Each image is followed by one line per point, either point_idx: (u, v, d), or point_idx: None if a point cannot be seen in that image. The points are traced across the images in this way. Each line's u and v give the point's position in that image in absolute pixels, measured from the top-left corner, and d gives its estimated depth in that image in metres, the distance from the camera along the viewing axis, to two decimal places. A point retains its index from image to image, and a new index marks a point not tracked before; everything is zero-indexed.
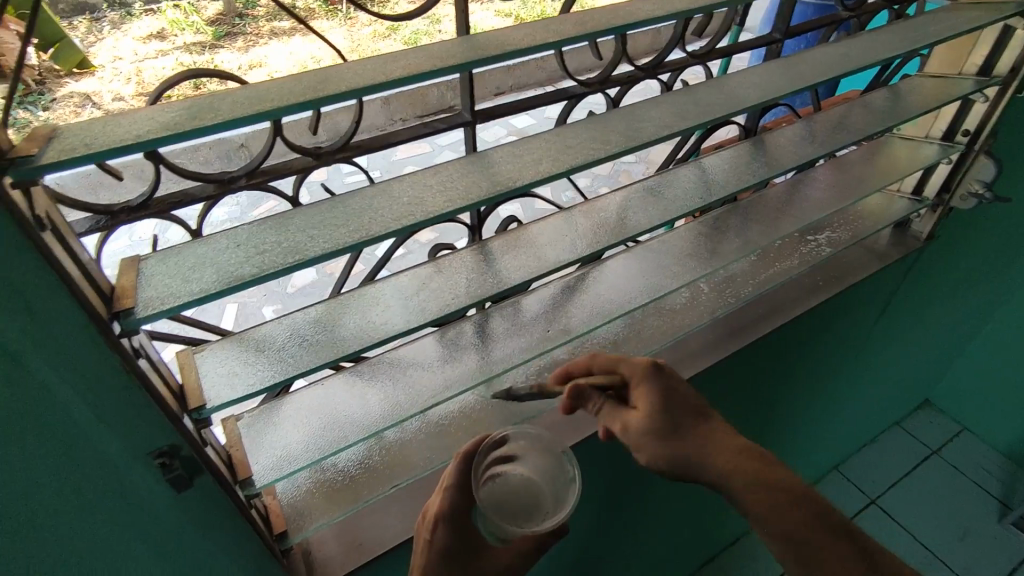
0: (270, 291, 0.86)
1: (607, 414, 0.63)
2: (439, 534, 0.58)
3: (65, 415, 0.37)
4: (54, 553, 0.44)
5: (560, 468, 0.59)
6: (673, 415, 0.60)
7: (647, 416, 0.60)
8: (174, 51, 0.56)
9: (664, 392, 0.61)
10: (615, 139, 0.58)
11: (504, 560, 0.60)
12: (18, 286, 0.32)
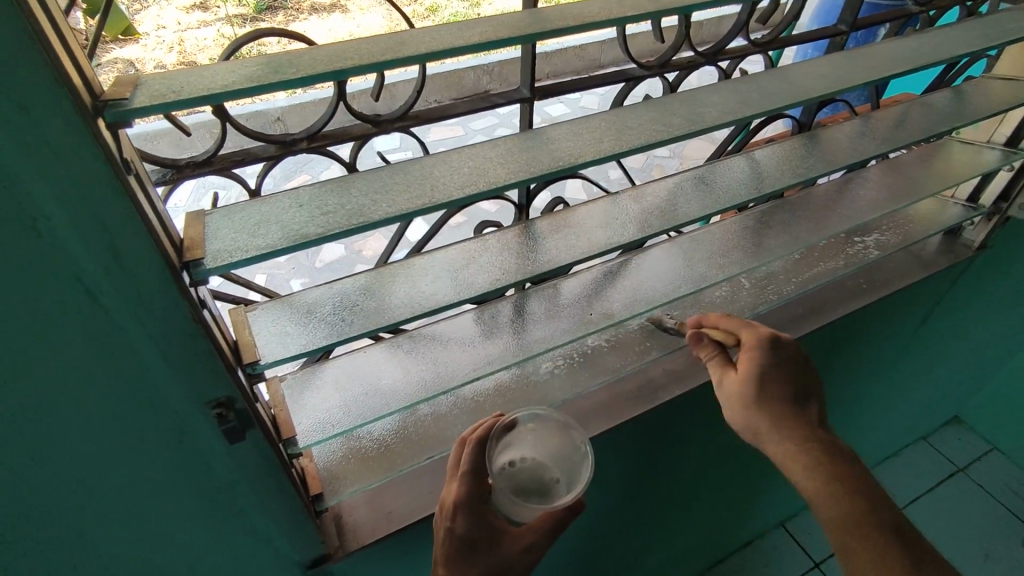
0: (299, 264, 0.86)
1: (712, 366, 0.65)
2: (460, 515, 0.53)
3: (133, 358, 0.38)
4: (110, 495, 0.45)
5: (572, 450, 0.60)
6: (772, 390, 0.60)
7: (744, 379, 0.61)
8: (216, 21, 0.54)
9: (773, 361, 0.61)
10: (677, 123, 0.57)
11: (525, 541, 0.53)
12: (104, 228, 0.33)
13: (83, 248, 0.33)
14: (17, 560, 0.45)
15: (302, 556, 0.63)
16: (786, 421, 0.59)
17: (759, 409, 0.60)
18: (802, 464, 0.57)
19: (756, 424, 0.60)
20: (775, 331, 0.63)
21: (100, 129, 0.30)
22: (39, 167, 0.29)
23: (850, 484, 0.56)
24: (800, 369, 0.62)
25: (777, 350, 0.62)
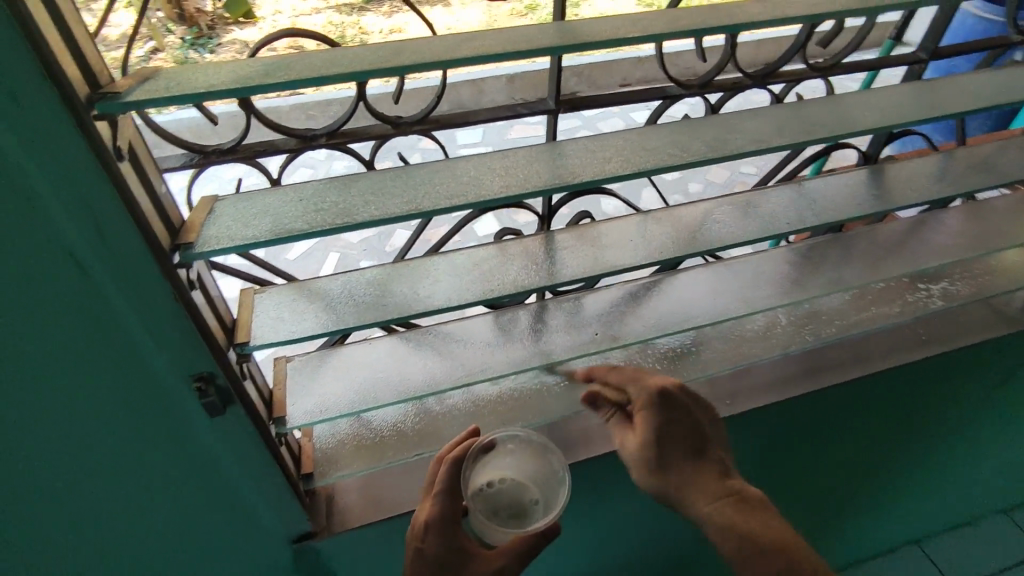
0: (370, 246, 0.89)
1: (615, 425, 0.66)
2: (433, 539, 0.56)
3: (122, 327, 0.42)
4: (104, 449, 0.49)
5: (550, 471, 0.62)
6: (669, 450, 0.61)
7: (642, 444, 0.61)
8: (327, 9, 0.58)
9: (666, 421, 0.61)
10: (698, 148, 0.54)
11: (496, 564, 0.55)
12: (92, 208, 0.36)
13: (72, 224, 0.36)
14: (25, 494, 0.51)
15: (289, 531, 0.66)
16: (693, 478, 0.59)
17: (661, 473, 0.60)
18: (717, 510, 0.57)
19: (655, 484, 0.60)
20: (663, 387, 0.62)
21: (86, 120, 0.33)
22: (32, 149, 0.33)
23: (762, 540, 0.56)
24: (694, 422, 0.62)
25: (666, 408, 0.61)
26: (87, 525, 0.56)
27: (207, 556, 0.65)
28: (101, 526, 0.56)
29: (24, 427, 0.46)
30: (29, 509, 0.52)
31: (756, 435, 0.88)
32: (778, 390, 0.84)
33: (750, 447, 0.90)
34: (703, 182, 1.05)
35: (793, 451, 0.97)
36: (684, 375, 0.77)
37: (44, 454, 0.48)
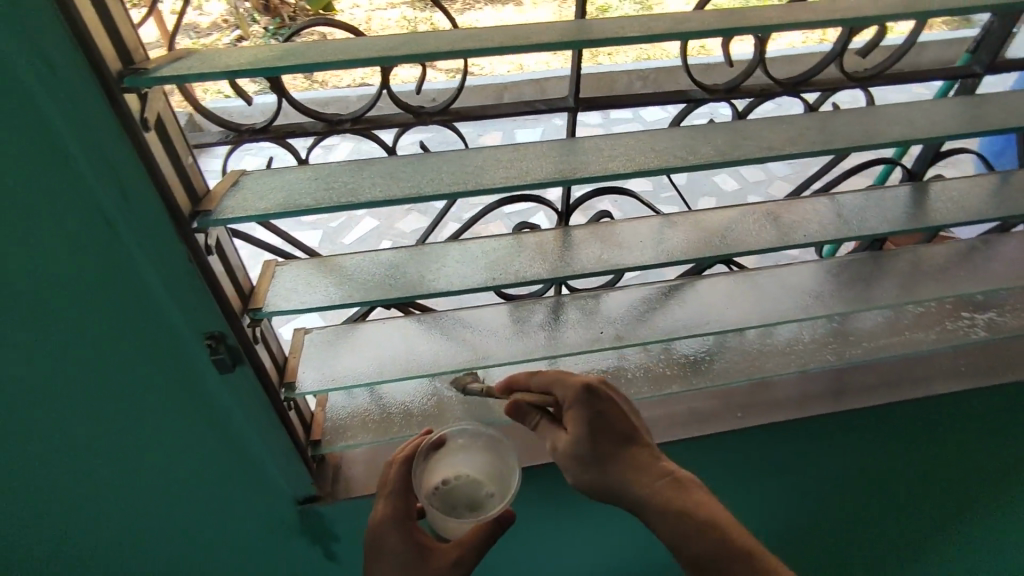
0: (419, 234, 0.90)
1: (543, 431, 0.66)
2: (389, 536, 0.61)
3: (144, 282, 0.46)
4: (128, 394, 0.54)
5: (502, 464, 0.64)
6: (601, 440, 0.61)
7: (575, 440, 0.61)
8: (402, 5, 0.62)
9: (595, 413, 0.61)
10: (707, 151, 0.54)
11: (452, 556, 0.60)
12: (119, 172, 0.40)
13: (101, 185, 0.40)
14: (62, 429, 0.57)
15: (295, 492, 0.70)
16: (629, 468, 0.59)
17: (593, 466, 0.60)
18: (655, 494, 0.58)
19: (594, 476, 0.60)
20: (587, 382, 0.62)
21: (115, 93, 0.37)
22: (69, 115, 0.37)
23: (704, 522, 0.57)
24: (621, 412, 0.62)
25: (593, 401, 0.62)
26: (113, 464, 0.61)
27: (220, 508, 0.70)
28: (125, 466, 0.62)
29: (60, 367, 0.51)
30: (64, 443, 0.58)
31: (771, 452, 0.86)
32: (795, 408, 0.81)
33: (764, 464, 0.87)
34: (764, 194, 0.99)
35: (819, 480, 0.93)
36: (696, 383, 0.76)
37: (77, 393, 0.54)
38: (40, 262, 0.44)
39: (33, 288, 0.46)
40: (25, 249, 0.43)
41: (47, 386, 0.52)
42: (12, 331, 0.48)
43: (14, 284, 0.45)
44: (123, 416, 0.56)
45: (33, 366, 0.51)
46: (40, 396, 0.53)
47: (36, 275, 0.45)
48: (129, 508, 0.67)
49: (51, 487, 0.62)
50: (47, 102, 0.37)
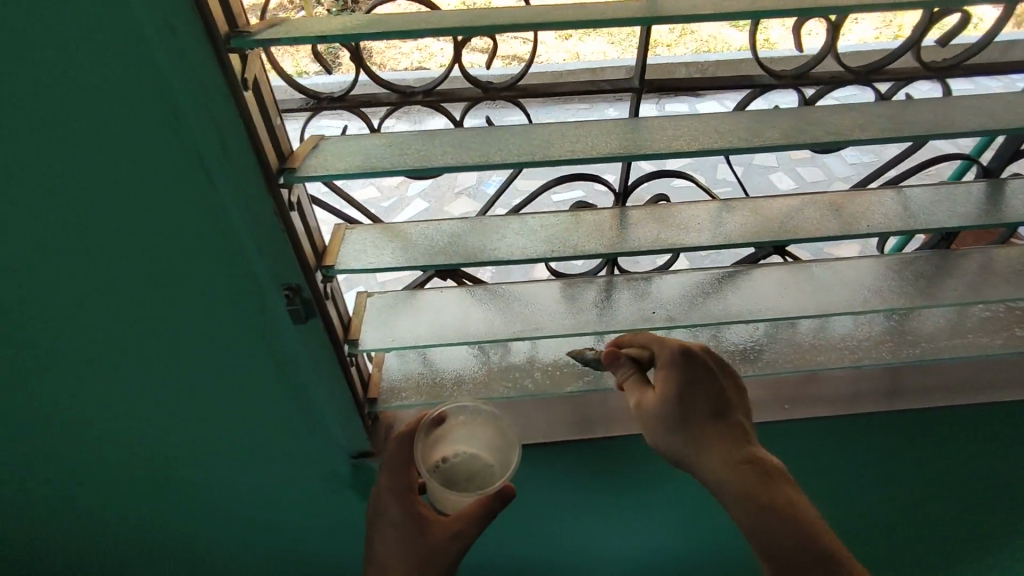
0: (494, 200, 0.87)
1: (630, 386, 0.67)
2: (392, 504, 0.69)
3: (232, 231, 0.50)
4: (208, 337, 0.59)
5: (500, 440, 0.71)
6: (695, 404, 0.64)
7: (665, 400, 0.64)
8: None
9: (689, 377, 0.65)
10: (773, 134, 0.54)
11: (456, 527, 0.64)
12: (221, 125, 0.43)
13: (203, 137, 0.44)
14: (148, 366, 0.62)
15: (349, 445, 0.74)
16: (716, 438, 0.63)
17: (683, 429, 0.64)
18: (742, 469, 0.62)
19: (681, 440, 0.63)
20: (688, 344, 0.66)
21: (223, 53, 0.40)
22: (181, 73, 0.41)
23: (775, 505, 0.61)
24: (716, 382, 0.65)
25: (694, 363, 0.65)
26: (190, 404, 0.67)
27: (279, 453, 0.74)
28: (200, 406, 0.67)
29: (153, 308, 0.56)
30: (149, 380, 0.64)
31: (816, 449, 0.84)
32: (845, 404, 0.80)
33: (808, 460, 0.86)
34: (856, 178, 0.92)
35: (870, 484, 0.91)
36: (745, 371, 0.76)
37: (165, 334, 0.59)
38: (143, 207, 0.49)
39: (135, 232, 0.50)
40: (131, 196, 0.48)
41: (139, 325, 0.58)
42: (114, 271, 0.53)
43: (119, 228, 0.50)
44: (203, 358, 0.61)
45: (129, 305, 0.56)
46: (132, 333, 0.59)
47: (137, 219, 0.49)
48: (200, 446, 0.73)
49: (133, 421, 0.68)
50: (163, 59, 0.40)
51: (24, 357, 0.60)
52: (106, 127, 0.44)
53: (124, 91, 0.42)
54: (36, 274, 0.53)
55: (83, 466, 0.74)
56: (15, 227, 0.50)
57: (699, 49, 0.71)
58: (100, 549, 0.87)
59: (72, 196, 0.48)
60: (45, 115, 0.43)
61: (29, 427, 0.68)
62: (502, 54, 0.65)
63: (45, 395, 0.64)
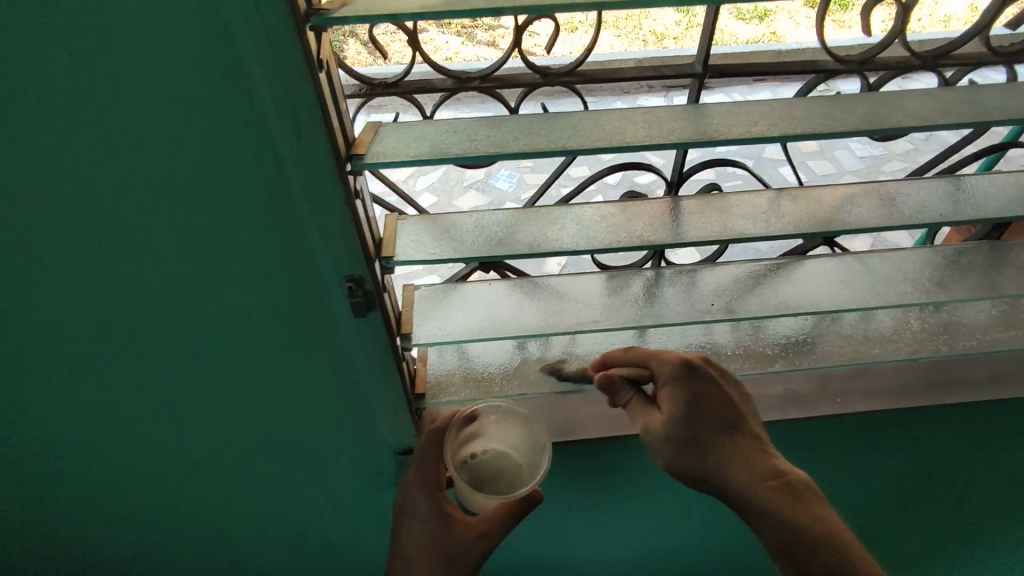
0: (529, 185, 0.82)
1: (635, 409, 0.65)
2: (420, 500, 0.67)
3: (297, 219, 0.48)
4: (263, 328, 0.58)
5: (533, 440, 0.69)
6: (700, 421, 0.62)
7: (673, 418, 0.62)
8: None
9: (692, 393, 0.62)
10: (853, 121, 0.52)
11: (483, 527, 0.64)
12: (295, 110, 0.42)
13: (279, 121, 0.42)
14: (202, 356, 0.61)
15: (396, 439, 0.73)
16: (728, 454, 0.61)
17: (686, 447, 0.61)
18: (762, 485, 0.59)
19: (693, 460, 0.61)
20: (688, 359, 0.63)
21: (303, 30, 0.38)
22: (259, 54, 0.39)
23: (805, 515, 0.58)
24: (721, 396, 0.63)
25: (694, 379, 0.63)
26: (239, 396, 0.66)
27: (327, 445, 0.73)
28: (251, 397, 0.66)
29: (209, 298, 0.55)
30: (201, 370, 0.62)
31: (866, 444, 0.83)
32: (894, 396, 0.79)
33: (857, 456, 0.84)
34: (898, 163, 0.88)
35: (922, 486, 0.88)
36: (798, 365, 0.75)
37: (222, 323, 0.57)
38: (207, 196, 0.47)
39: (201, 218, 0.49)
40: (196, 183, 0.46)
41: (194, 316, 0.56)
42: (176, 258, 0.52)
43: (181, 216, 0.48)
44: (256, 348, 0.60)
45: (188, 293, 0.54)
46: (189, 323, 0.57)
47: (201, 206, 0.48)
48: (247, 438, 0.71)
49: (182, 413, 0.67)
50: (242, 39, 0.38)
51: (76, 348, 0.59)
52: (178, 110, 0.42)
53: (202, 71, 0.40)
54: (97, 262, 0.52)
55: (126, 461, 0.72)
56: (74, 215, 0.48)
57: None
58: (135, 546, 0.85)
59: (136, 183, 0.46)
60: (120, 94, 0.42)
61: (73, 421, 0.66)
62: (507, 47, 0.66)
63: (93, 386, 0.63)
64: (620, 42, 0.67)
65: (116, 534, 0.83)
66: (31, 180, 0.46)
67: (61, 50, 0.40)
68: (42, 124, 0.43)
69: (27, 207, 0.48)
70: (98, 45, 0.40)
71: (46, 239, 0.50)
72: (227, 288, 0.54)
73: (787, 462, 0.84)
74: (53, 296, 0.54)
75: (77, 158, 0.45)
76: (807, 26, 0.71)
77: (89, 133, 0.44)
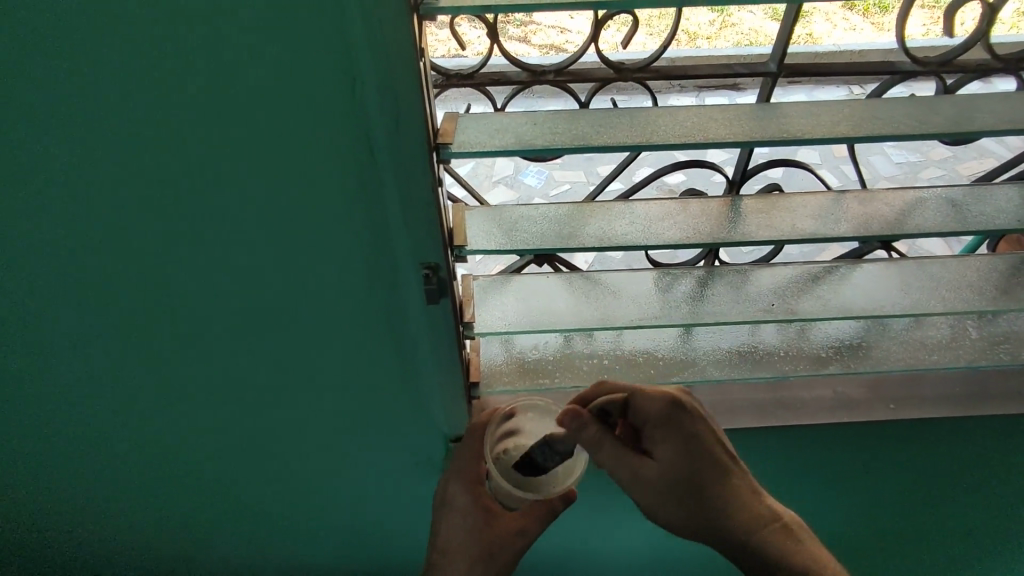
0: (573, 182, 0.78)
1: (612, 455, 0.62)
2: (460, 492, 0.69)
3: (383, 199, 0.51)
4: (336, 304, 0.61)
5: None
6: (694, 464, 0.63)
7: (666, 462, 0.63)
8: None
9: (684, 434, 0.63)
10: (936, 122, 0.54)
11: (523, 522, 0.67)
12: (396, 93, 0.45)
13: (388, 102, 0.45)
14: (280, 327, 0.63)
15: (448, 423, 0.75)
16: (715, 496, 0.62)
17: (676, 489, 0.62)
18: (753, 526, 0.62)
19: (681, 503, 0.62)
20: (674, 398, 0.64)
21: (411, 16, 0.41)
22: (371, 40, 0.42)
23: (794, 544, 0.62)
24: (709, 432, 0.64)
25: (679, 419, 0.64)
26: (304, 372, 0.69)
27: (384, 423, 0.75)
28: (316, 373, 0.69)
29: (290, 273, 0.58)
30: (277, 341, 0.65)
31: (915, 451, 0.82)
32: (949, 403, 0.78)
33: (907, 463, 0.84)
34: (945, 170, 0.83)
35: (968, 496, 0.87)
36: (854, 369, 0.74)
37: (302, 295, 0.60)
38: (302, 174, 0.50)
39: (300, 191, 0.51)
40: (293, 162, 0.49)
41: (272, 290, 0.60)
42: (270, 229, 0.54)
43: (275, 193, 0.52)
44: (327, 325, 0.63)
45: (277, 264, 0.57)
46: (272, 292, 0.60)
47: (295, 184, 0.51)
48: (310, 410, 0.74)
49: (253, 382, 0.70)
50: (355, 26, 0.41)
51: (163, 314, 0.62)
52: (284, 93, 0.45)
53: (324, 51, 0.43)
54: (195, 232, 0.55)
55: (194, 425, 0.75)
56: (177, 189, 0.52)
57: (740, 42, 0.67)
58: (189, 510, 0.88)
59: (237, 160, 0.50)
60: (241, 70, 0.44)
61: (151, 382, 0.70)
62: (539, 44, 0.65)
63: (175, 349, 0.66)
64: (653, 41, 0.64)
65: (174, 497, 0.86)
66: (149, 145, 0.49)
67: (191, 25, 0.42)
68: (161, 100, 0.46)
69: (142, 170, 0.51)
70: (227, 23, 0.42)
71: (153, 203, 0.53)
72: (307, 264, 0.57)
73: (833, 466, 0.84)
74: (151, 259, 0.57)
75: (194, 129, 0.48)
76: (845, 28, 0.66)
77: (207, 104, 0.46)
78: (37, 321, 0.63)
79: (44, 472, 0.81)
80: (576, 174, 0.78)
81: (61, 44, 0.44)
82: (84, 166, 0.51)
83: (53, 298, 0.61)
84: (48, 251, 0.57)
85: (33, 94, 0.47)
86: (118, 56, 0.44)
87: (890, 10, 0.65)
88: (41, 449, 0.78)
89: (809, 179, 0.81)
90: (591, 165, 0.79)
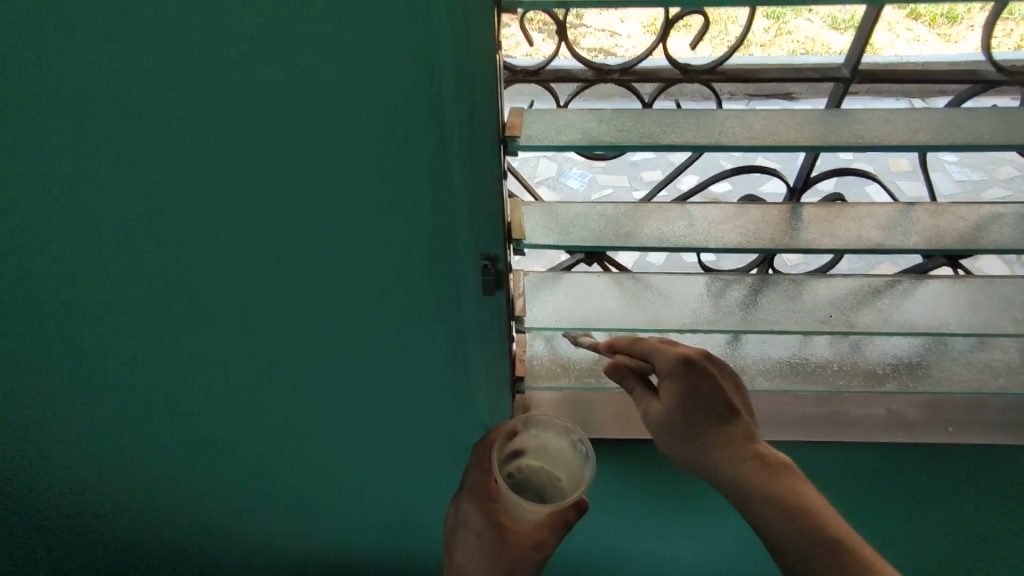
0: (624, 182, 0.77)
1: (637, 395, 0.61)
2: (472, 513, 0.67)
3: (448, 190, 0.53)
4: (392, 293, 0.62)
5: (571, 451, 0.65)
6: (699, 418, 0.58)
7: (668, 410, 0.58)
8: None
9: (692, 388, 0.57)
10: (1021, 133, 0.52)
11: (536, 536, 0.63)
12: (470, 84, 0.46)
13: (461, 92, 0.46)
14: (338, 314, 0.65)
15: (491, 417, 0.75)
16: (720, 460, 0.57)
17: (687, 442, 0.58)
18: (767, 509, 0.55)
19: (690, 455, 0.58)
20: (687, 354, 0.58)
21: (491, 9, 0.42)
22: (450, 31, 0.43)
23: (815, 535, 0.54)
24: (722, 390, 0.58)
25: (696, 373, 0.57)
26: (354, 359, 0.70)
27: (429, 415, 0.76)
28: (365, 361, 0.70)
29: (352, 260, 0.60)
30: (332, 328, 0.66)
31: (975, 478, 0.79)
32: (1013, 428, 0.75)
33: (966, 490, 0.80)
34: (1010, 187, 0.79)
35: None
36: (913, 388, 0.72)
37: (360, 281, 0.61)
38: (371, 162, 0.52)
39: (368, 177, 0.53)
40: (364, 148, 0.51)
41: (332, 275, 0.61)
42: (336, 215, 0.56)
43: (344, 179, 0.53)
44: (381, 313, 0.64)
45: (340, 248, 0.59)
46: (334, 278, 0.61)
47: (363, 171, 0.53)
48: (357, 398, 0.75)
49: (303, 367, 0.71)
50: (436, 16, 0.43)
51: (225, 295, 0.64)
52: (362, 82, 0.47)
53: (404, 41, 0.45)
54: (265, 214, 0.57)
55: (245, 409, 0.77)
56: (252, 172, 0.54)
57: (795, 51, 0.63)
58: (230, 496, 0.90)
59: (311, 146, 0.52)
60: (323, 58, 0.46)
61: (212, 362, 0.71)
62: (589, 47, 0.62)
63: (233, 332, 0.68)
64: (706, 47, 0.63)
65: (217, 481, 0.87)
66: (233, 128, 0.52)
67: (285, 12, 0.45)
68: (246, 80, 0.48)
69: (225, 153, 0.53)
70: (320, 11, 0.44)
71: (228, 185, 0.55)
72: (368, 251, 0.59)
73: (884, 487, 0.81)
74: (222, 241, 0.59)
75: (276, 113, 0.50)
76: (908, 39, 0.62)
77: (290, 90, 0.48)
78: (132, 291, 0.65)
79: (95, 454, 0.83)
80: (620, 179, 0.77)
81: (158, 30, 0.47)
82: (168, 148, 0.54)
83: (143, 272, 0.63)
84: (128, 229, 0.60)
85: (131, 76, 0.50)
86: (214, 41, 0.47)
87: (958, 19, 0.61)
88: (94, 427, 0.80)
89: (864, 192, 0.77)
90: (636, 167, 0.78)
